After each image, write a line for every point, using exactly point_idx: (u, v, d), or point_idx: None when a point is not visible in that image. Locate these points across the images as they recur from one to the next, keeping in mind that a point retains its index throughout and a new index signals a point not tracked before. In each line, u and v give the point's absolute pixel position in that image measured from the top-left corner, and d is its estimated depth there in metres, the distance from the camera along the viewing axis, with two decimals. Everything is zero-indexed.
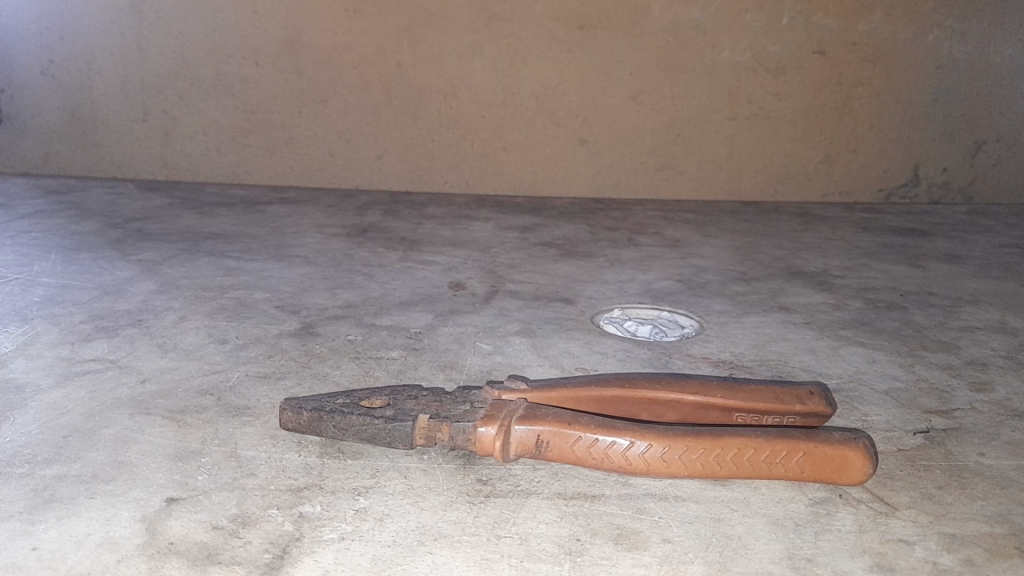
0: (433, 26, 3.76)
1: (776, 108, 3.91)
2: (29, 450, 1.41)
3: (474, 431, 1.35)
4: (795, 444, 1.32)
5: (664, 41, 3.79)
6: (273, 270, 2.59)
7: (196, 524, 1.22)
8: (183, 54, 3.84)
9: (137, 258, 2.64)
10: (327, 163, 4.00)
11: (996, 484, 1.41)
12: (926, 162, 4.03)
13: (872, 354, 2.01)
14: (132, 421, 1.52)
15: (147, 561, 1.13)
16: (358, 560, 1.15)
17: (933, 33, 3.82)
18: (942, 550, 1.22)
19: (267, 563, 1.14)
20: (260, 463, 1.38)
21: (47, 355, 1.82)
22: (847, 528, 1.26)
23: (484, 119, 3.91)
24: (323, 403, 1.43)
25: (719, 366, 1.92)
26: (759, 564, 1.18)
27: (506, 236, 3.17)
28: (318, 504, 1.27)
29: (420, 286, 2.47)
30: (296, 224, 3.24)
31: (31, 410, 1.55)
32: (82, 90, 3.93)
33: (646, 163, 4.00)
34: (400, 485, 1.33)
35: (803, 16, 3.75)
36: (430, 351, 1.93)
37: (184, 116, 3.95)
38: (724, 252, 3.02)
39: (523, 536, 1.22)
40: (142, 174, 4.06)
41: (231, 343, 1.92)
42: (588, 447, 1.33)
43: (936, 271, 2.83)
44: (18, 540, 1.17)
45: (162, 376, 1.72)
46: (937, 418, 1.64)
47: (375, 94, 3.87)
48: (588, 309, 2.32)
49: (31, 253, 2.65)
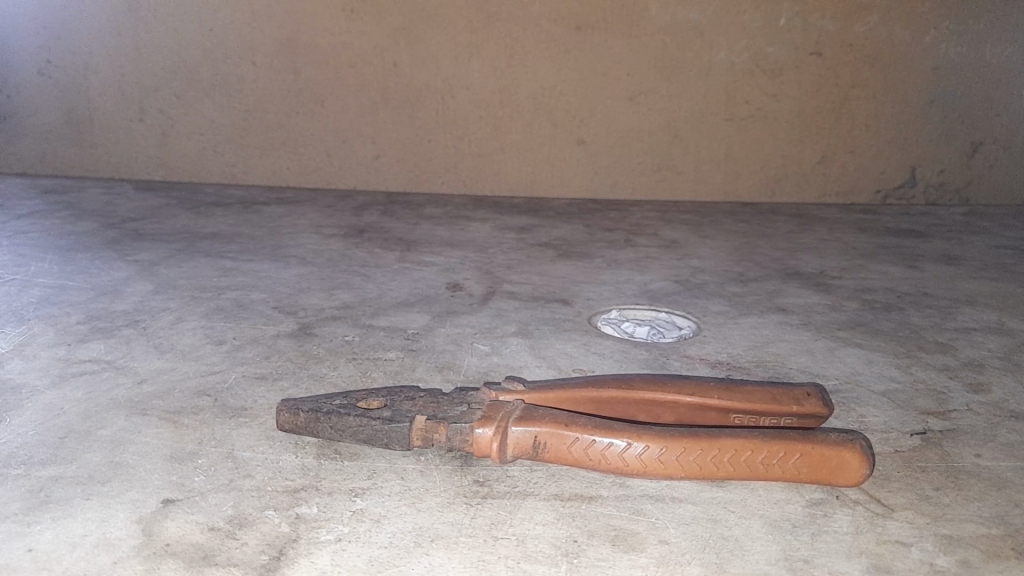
0: (431, 27, 3.76)
1: (773, 109, 3.92)
2: (25, 450, 1.40)
3: (472, 432, 1.35)
4: (792, 445, 1.32)
5: (661, 42, 3.79)
6: (271, 270, 2.58)
7: (192, 525, 1.21)
8: (180, 54, 3.84)
9: (134, 258, 2.64)
10: (324, 164, 4.00)
11: (993, 485, 1.41)
12: (923, 163, 4.04)
13: (870, 355, 2.01)
14: (129, 422, 1.52)
15: (143, 562, 1.13)
16: (355, 561, 1.15)
17: (930, 34, 3.83)
18: (939, 551, 1.22)
19: (264, 564, 1.14)
20: (257, 464, 1.38)
21: (43, 355, 1.82)
22: (844, 529, 1.26)
23: (482, 119, 3.91)
24: (320, 404, 1.43)
25: (717, 367, 1.93)
26: (756, 565, 1.18)
27: (504, 237, 3.18)
28: (315, 505, 1.27)
29: (417, 287, 2.47)
30: (294, 224, 3.24)
31: (27, 411, 1.55)
32: (79, 90, 3.92)
33: (643, 163, 4.00)
34: (397, 486, 1.33)
35: (801, 17, 3.76)
36: (428, 352, 1.93)
37: (181, 116, 3.94)
38: (722, 253, 3.02)
39: (520, 537, 1.22)
40: (139, 174, 4.06)
41: (228, 344, 1.92)
42: (585, 448, 1.33)
43: (933, 272, 2.83)
44: (15, 541, 1.16)
45: (158, 376, 1.72)
46: (934, 420, 1.65)
47: (373, 94, 3.87)
48: (586, 310, 2.32)
49: (28, 254, 2.65)
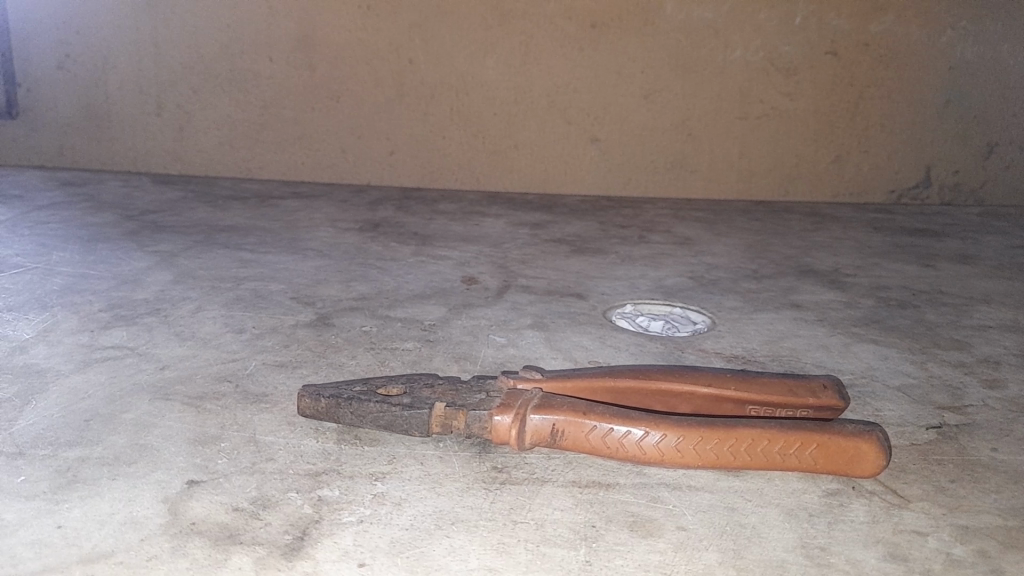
0: (446, 24, 3.78)
1: (787, 108, 3.92)
2: (52, 432, 1.43)
3: (490, 420, 1.37)
4: (809, 436, 1.33)
5: (676, 41, 3.80)
6: (288, 262, 2.60)
7: (217, 505, 1.24)
8: (197, 50, 3.87)
9: (153, 249, 2.66)
10: (339, 159, 4.02)
11: (1009, 478, 1.42)
12: (938, 163, 4.03)
13: (885, 351, 2.01)
14: (153, 406, 1.54)
15: (170, 539, 1.15)
16: (377, 542, 1.17)
17: (946, 34, 3.82)
18: (956, 541, 1.22)
19: (288, 544, 1.16)
20: (280, 448, 1.40)
21: (68, 341, 1.84)
22: (860, 519, 1.27)
23: (497, 115, 3.92)
24: (341, 391, 1.45)
25: (731, 361, 1.94)
26: (773, 552, 1.19)
27: (518, 232, 3.19)
28: (337, 488, 1.29)
29: (433, 280, 2.49)
30: (310, 218, 3.26)
31: (53, 394, 1.57)
32: (98, 84, 3.96)
33: (657, 162, 4.01)
34: (417, 471, 1.35)
35: (815, 16, 3.76)
36: (444, 342, 1.95)
37: (198, 111, 3.98)
38: (735, 250, 3.02)
39: (538, 521, 1.23)
40: (155, 167, 4.09)
41: (247, 333, 1.94)
42: (603, 436, 1.35)
43: (948, 271, 2.83)
44: (44, 517, 1.19)
45: (181, 363, 1.75)
46: (950, 414, 1.65)
47: (388, 91, 3.89)
48: (601, 304, 2.34)
49: (49, 243, 2.68)
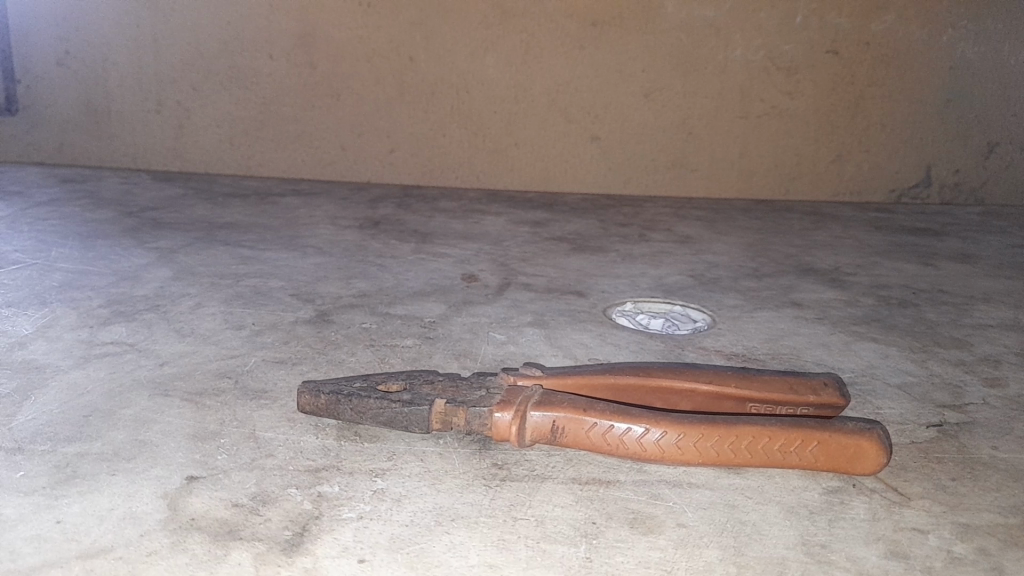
0: (447, 22, 3.78)
1: (788, 107, 3.92)
2: (51, 428, 1.42)
3: (491, 416, 1.36)
4: (810, 434, 1.33)
5: (676, 40, 3.79)
6: (287, 259, 2.60)
7: (217, 501, 1.23)
8: (198, 47, 3.87)
9: (153, 246, 2.66)
10: (339, 157, 4.02)
11: (1010, 476, 1.41)
12: (938, 162, 4.03)
13: (886, 349, 2.01)
14: (152, 402, 1.54)
15: (169, 535, 1.15)
16: (377, 539, 1.17)
17: (947, 34, 3.81)
18: (956, 539, 1.22)
19: (288, 540, 1.15)
20: (279, 445, 1.39)
21: (67, 337, 1.84)
22: (861, 517, 1.27)
23: (497, 114, 3.92)
24: (341, 387, 1.44)
25: (731, 359, 1.93)
26: (773, 549, 1.19)
27: (518, 230, 3.19)
28: (337, 484, 1.29)
29: (433, 277, 2.49)
30: (310, 215, 3.26)
31: (52, 390, 1.57)
32: (98, 81, 3.96)
33: (657, 160, 4.00)
34: (417, 467, 1.34)
35: (816, 15, 3.76)
36: (444, 339, 1.94)
37: (198, 108, 3.97)
38: (735, 249, 3.02)
39: (539, 518, 1.23)
40: (154, 164, 4.08)
41: (247, 330, 1.93)
42: (603, 434, 1.34)
43: (949, 270, 2.82)
44: (44, 513, 1.18)
45: (180, 359, 1.74)
46: (951, 413, 1.65)
47: (388, 89, 3.89)
48: (601, 302, 2.33)
49: (48, 240, 2.67)
